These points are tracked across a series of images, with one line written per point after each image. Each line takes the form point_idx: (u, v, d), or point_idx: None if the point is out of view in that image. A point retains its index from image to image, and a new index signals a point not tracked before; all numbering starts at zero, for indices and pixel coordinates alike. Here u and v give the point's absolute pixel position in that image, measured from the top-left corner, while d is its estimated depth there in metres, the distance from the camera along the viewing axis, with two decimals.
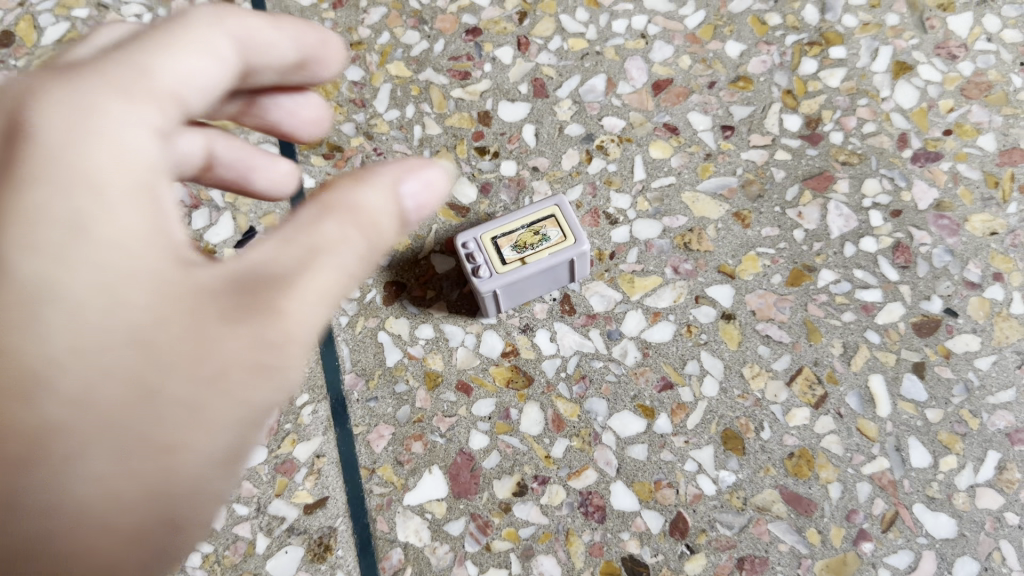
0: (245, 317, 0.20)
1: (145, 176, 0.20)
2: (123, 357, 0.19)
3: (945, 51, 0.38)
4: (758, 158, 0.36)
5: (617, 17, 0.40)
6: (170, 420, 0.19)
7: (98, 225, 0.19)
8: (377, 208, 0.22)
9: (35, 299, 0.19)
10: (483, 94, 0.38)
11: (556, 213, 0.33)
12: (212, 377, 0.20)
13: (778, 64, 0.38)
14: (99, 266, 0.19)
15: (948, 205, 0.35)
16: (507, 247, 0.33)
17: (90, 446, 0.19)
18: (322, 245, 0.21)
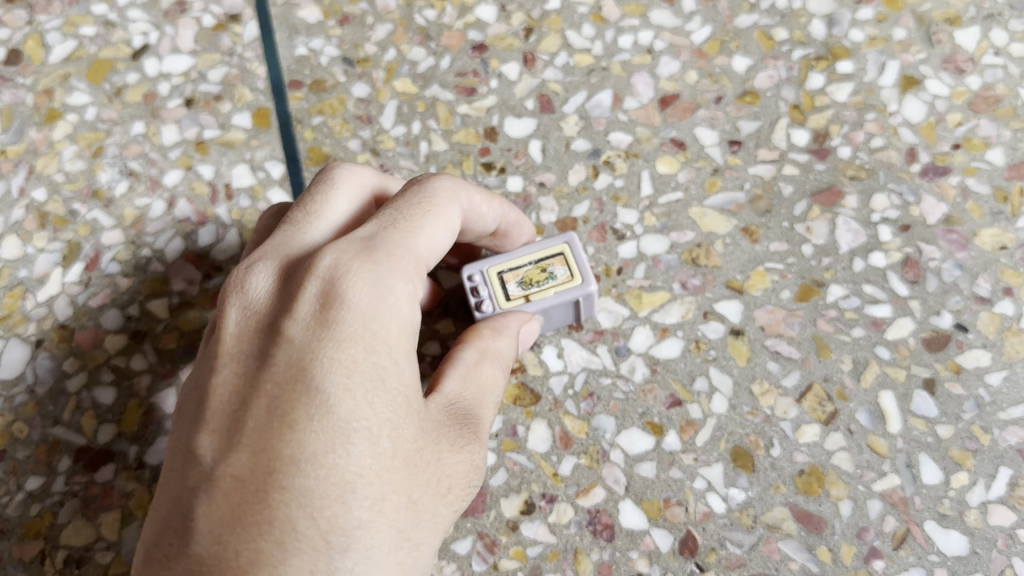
0: (454, 449, 0.27)
1: (412, 337, 0.26)
2: (404, 480, 0.24)
3: (953, 65, 0.38)
4: (765, 173, 0.36)
5: (623, 32, 0.39)
6: (409, 528, 0.24)
7: (395, 379, 0.25)
8: (514, 355, 0.30)
9: (351, 428, 0.24)
10: (490, 110, 0.38)
11: (566, 251, 0.32)
12: (437, 491, 0.26)
13: (785, 79, 0.38)
14: (395, 412, 0.25)
15: (958, 219, 0.35)
16: (513, 283, 0.32)
17: (371, 552, 0.23)
18: (489, 388, 0.29)
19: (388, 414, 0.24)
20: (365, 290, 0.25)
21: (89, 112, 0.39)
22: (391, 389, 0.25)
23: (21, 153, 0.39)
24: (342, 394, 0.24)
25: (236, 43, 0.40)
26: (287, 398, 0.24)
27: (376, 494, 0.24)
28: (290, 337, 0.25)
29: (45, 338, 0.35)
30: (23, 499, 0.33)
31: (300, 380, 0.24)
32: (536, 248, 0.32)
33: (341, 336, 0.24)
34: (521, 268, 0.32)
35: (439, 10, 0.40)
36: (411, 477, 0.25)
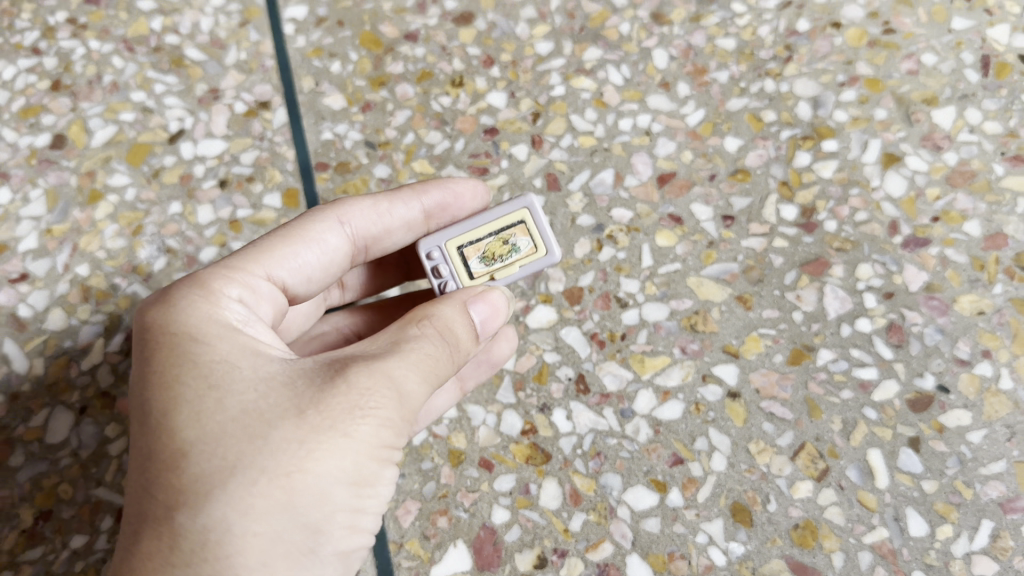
0: (330, 386, 0.28)
1: (223, 322, 0.30)
2: (245, 427, 0.27)
3: (931, 143, 0.41)
4: (757, 245, 0.39)
5: (623, 115, 0.43)
6: (269, 468, 0.27)
7: (205, 355, 0.29)
8: (450, 317, 0.31)
9: (164, 413, 0.28)
10: (501, 188, 0.41)
11: (525, 219, 0.36)
12: (299, 423, 0.27)
13: (774, 158, 0.41)
14: (209, 385, 0.28)
15: (938, 286, 0.37)
16: (476, 257, 0.36)
17: (211, 497, 0.26)
18: (403, 339, 0.30)
19: (200, 385, 0.28)
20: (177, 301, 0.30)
21: (128, 192, 0.42)
22: (201, 365, 0.29)
23: (65, 232, 0.42)
24: (153, 392, 0.28)
25: (267, 128, 0.43)
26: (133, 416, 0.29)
27: (203, 447, 0.27)
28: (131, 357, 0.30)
29: (88, 404, 0.38)
30: (67, 557, 0.35)
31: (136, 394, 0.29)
32: (496, 214, 0.36)
33: (150, 352, 0.29)
34: (477, 242, 0.36)
35: (453, 97, 0.43)
36: (242, 425, 0.27)
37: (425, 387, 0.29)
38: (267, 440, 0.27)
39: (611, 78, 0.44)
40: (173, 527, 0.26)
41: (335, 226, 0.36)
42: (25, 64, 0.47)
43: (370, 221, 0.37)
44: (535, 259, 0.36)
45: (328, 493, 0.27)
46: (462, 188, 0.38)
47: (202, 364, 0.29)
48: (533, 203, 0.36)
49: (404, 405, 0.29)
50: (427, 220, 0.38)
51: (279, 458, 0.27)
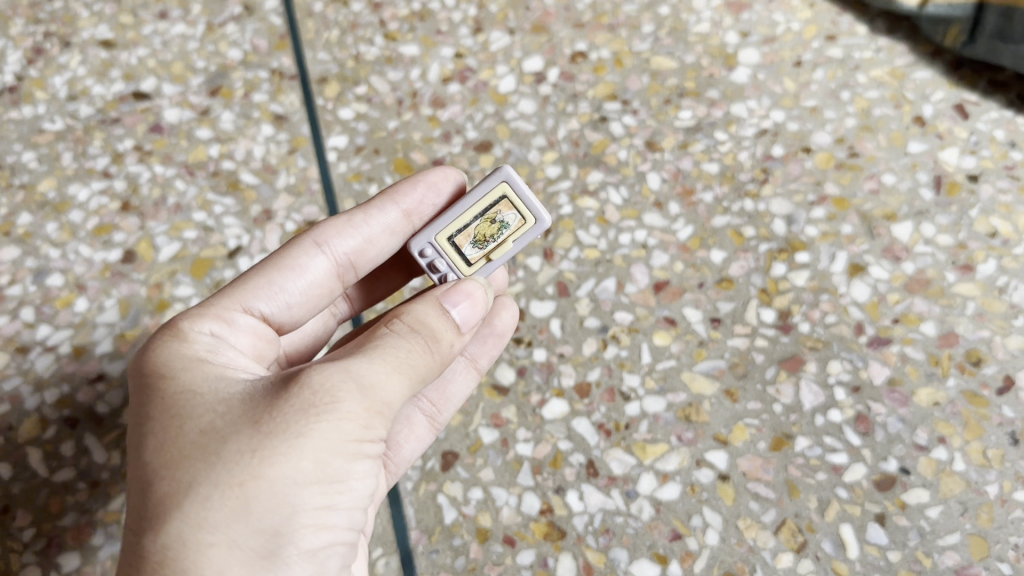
0: (286, 395, 0.32)
1: (193, 359, 0.35)
2: (206, 446, 0.31)
3: (891, 254, 0.47)
4: (741, 345, 0.45)
5: (623, 231, 0.49)
6: (221, 480, 0.30)
7: (174, 391, 0.33)
8: (415, 319, 0.35)
9: (141, 448, 0.32)
10: (518, 294, 0.47)
11: (508, 195, 0.41)
12: (254, 434, 0.31)
13: (753, 268, 0.47)
14: (175, 412, 0.33)
15: (899, 380, 0.43)
16: (470, 242, 0.42)
17: (171, 513, 0.30)
18: (365, 344, 0.33)
19: (167, 415, 0.33)
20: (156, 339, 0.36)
21: (192, 301, 0.48)
22: (172, 398, 0.33)
23: (137, 337, 0.48)
24: (134, 430, 0.33)
25: None
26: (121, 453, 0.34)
27: (168, 468, 0.31)
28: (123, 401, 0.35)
29: None
30: None
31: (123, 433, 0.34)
32: (477, 196, 0.41)
33: (134, 395, 0.34)
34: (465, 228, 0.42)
35: None
36: (203, 444, 0.31)
37: (394, 377, 0.33)
38: (223, 454, 0.31)
39: (612, 198, 0.50)
40: (142, 547, 0.30)
41: (315, 250, 0.42)
42: (98, 188, 0.54)
43: (349, 237, 0.42)
44: (525, 229, 0.42)
45: (285, 493, 0.31)
46: (436, 177, 0.43)
47: (171, 395, 0.33)
48: (511, 176, 0.40)
49: (365, 400, 0.32)
50: (408, 219, 0.43)
51: (230, 470, 0.30)
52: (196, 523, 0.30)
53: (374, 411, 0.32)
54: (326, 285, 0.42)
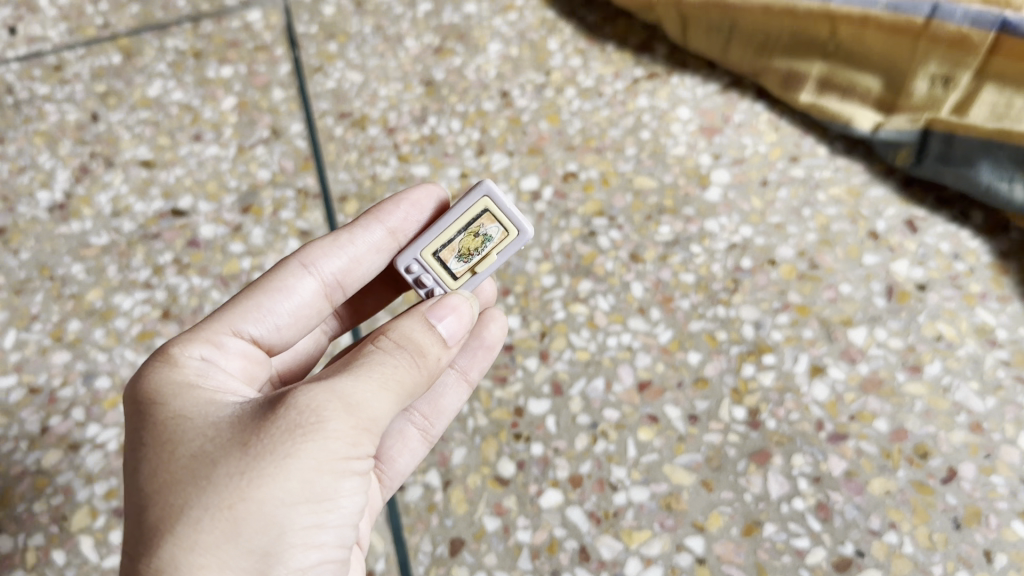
0: (274, 419, 0.37)
1: (187, 389, 0.40)
2: (200, 469, 0.36)
3: (848, 356, 0.53)
4: (716, 440, 0.50)
5: (610, 334, 0.55)
6: (213, 503, 0.35)
7: (172, 419, 0.39)
8: (396, 343, 0.40)
9: (142, 472, 0.37)
10: (517, 393, 0.53)
11: (490, 211, 0.49)
12: (244, 458, 0.36)
13: (726, 368, 0.53)
14: (171, 439, 0.38)
15: (855, 471, 0.49)
16: (457, 256, 0.50)
17: (166, 535, 0.35)
18: (349, 367, 0.39)
19: (163, 441, 0.38)
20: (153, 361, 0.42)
21: None
22: (167, 426, 0.39)
23: None
24: (136, 454, 0.38)
25: None
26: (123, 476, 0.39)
27: (165, 490, 0.36)
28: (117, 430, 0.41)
29: None
30: None
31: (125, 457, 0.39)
32: (459, 210, 0.49)
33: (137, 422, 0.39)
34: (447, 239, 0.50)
35: None
36: (195, 469, 0.36)
37: (376, 397, 0.38)
38: (213, 478, 0.36)
39: (600, 305, 0.57)
40: (144, 559, 0.35)
41: (302, 271, 0.49)
42: (141, 297, 0.60)
43: (335, 255, 0.50)
44: (507, 240, 0.50)
45: (272, 508, 0.36)
46: (419, 195, 0.52)
47: (163, 421, 0.39)
48: (490, 188, 0.48)
49: (347, 422, 0.37)
50: (394, 236, 0.52)
51: (220, 494, 0.35)
52: (185, 549, 0.35)
53: (353, 429, 0.37)
54: (317, 299, 0.50)
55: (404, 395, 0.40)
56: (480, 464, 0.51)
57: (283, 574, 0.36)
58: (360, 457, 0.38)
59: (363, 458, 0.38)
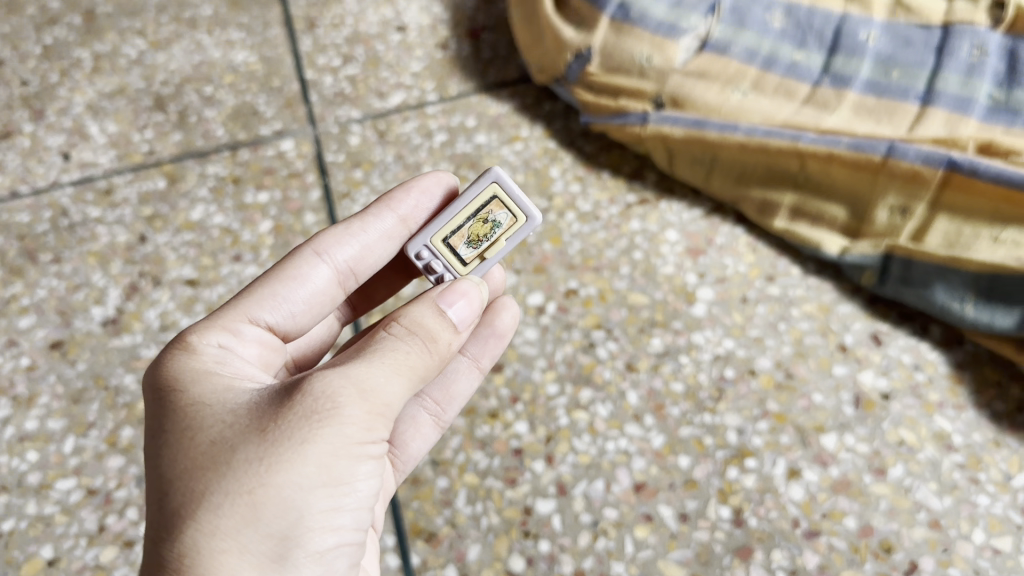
0: (290, 409, 0.42)
1: (205, 380, 0.46)
2: (219, 457, 0.42)
3: (820, 460, 0.60)
4: (704, 537, 0.57)
5: (608, 439, 0.62)
6: (234, 488, 0.41)
7: (193, 410, 0.44)
8: (404, 329, 0.46)
9: (167, 459, 0.43)
10: (526, 493, 0.60)
11: (499, 197, 0.57)
12: (262, 446, 0.41)
13: (713, 470, 0.60)
14: (191, 425, 0.44)
15: (828, 565, 0.56)
16: (467, 240, 0.58)
17: (192, 515, 0.41)
18: (362, 354, 0.44)
19: (185, 426, 0.44)
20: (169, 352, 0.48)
21: None
22: (188, 411, 0.44)
23: None
24: (161, 442, 0.44)
25: None
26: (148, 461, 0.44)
27: (190, 475, 0.42)
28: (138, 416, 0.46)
29: None
30: None
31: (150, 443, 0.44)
32: (471, 197, 0.57)
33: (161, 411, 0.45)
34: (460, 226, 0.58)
35: (490, 426, 0.63)
36: (216, 455, 0.42)
37: (387, 383, 0.44)
38: (233, 462, 0.41)
39: (600, 412, 0.64)
40: (173, 537, 0.41)
41: (317, 260, 0.57)
42: None
43: (347, 244, 0.58)
44: (515, 225, 0.58)
45: (290, 493, 0.41)
46: (428, 184, 0.60)
47: (184, 407, 0.45)
48: (500, 174, 0.56)
49: (359, 409, 0.43)
50: (404, 223, 0.60)
51: (241, 480, 0.41)
52: (210, 529, 0.40)
53: (366, 417, 0.43)
54: (329, 285, 0.57)
55: (415, 380, 0.46)
56: (493, 560, 0.57)
57: (303, 551, 0.42)
58: (372, 442, 0.44)
59: (373, 443, 0.44)
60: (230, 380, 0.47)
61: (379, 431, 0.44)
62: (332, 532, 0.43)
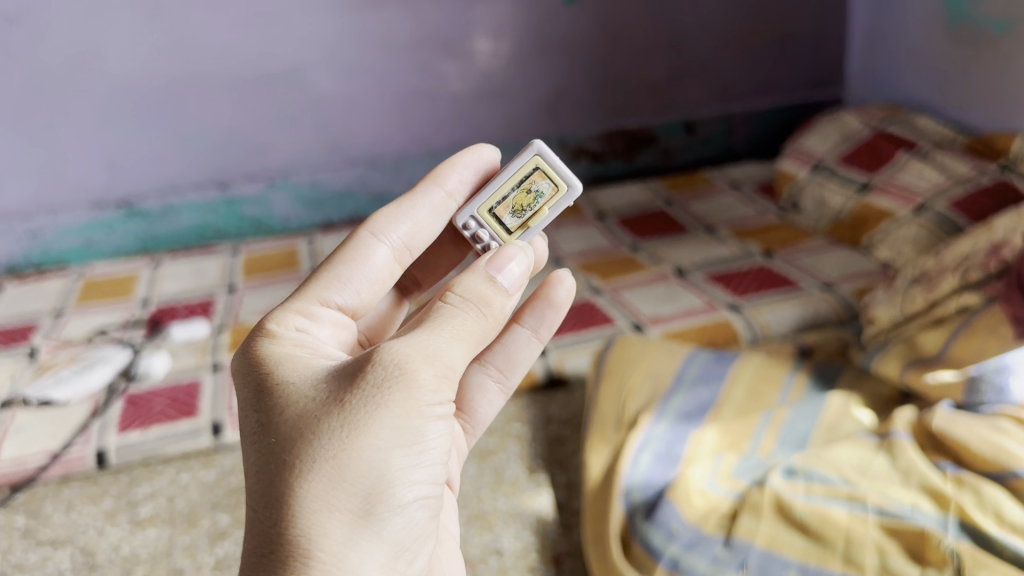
0: (357, 394, 0.73)
1: (291, 372, 0.79)
2: (307, 435, 0.73)
3: None
4: None
5: None
6: (327, 454, 0.72)
7: (285, 399, 0.76)
8: (454, 313, 0.79)
9: (273, 440, 0.75)
10: None
11: (542, 173, 1.02)
12: (340, 426, 0.72)
13: None
14: (288, 405, 0.76)
15: None
16: (516, 211, 1.03)
17: (297, 474, 0.72)
18: (419, 337, 0.77)
19: (283, 407, 0.76)
20: (269, 344, 0.82)
21: None
22: (284, 395, 0.77)
23: None
24: (265, 426, 0.76)
25: None
26: (256, 439, 0.76)
27: (293, 444, 0.74)
28: (250, 395, 0.79)
29: None
30: None
31: (258, 423, 0.77)
32: (522, 168, 1.02)
33: (265, 400, 0.78)
34: (510, 192, 1.03)
35: None
36: (309, 429, 0.73)
37: (443, 346, 0.76)
38: (323, 432, 0.73)
39: None
40: (284, 492, 0.72)
41: (373, 243, 0.96)
42: None
43: (393, 226, 0.98)
44: (556, 196, 1.03)
45: (365, 455, 0.72)
46: (468, 163, 1.04)
47: (283, 390, 0.77)
48: (543, 148, 1.01)
49: (420, 379, 0.74)
50: (451, 195, 1.03)
51: (329, 449, 0.72)
52: (311, 486, 0.71)
53: (423, 381, 0.74)
54: (386, 259, 0.97)
55: (466, 332, 0.79)
56: None
57: (383, 491, 0.73)
58: (435, 401, 0.75)
59: (435, 402, 0.75)
60: (305, 362, 0.80)
61: (439, 390, 0.75)
62: (408, 474, 0.74)
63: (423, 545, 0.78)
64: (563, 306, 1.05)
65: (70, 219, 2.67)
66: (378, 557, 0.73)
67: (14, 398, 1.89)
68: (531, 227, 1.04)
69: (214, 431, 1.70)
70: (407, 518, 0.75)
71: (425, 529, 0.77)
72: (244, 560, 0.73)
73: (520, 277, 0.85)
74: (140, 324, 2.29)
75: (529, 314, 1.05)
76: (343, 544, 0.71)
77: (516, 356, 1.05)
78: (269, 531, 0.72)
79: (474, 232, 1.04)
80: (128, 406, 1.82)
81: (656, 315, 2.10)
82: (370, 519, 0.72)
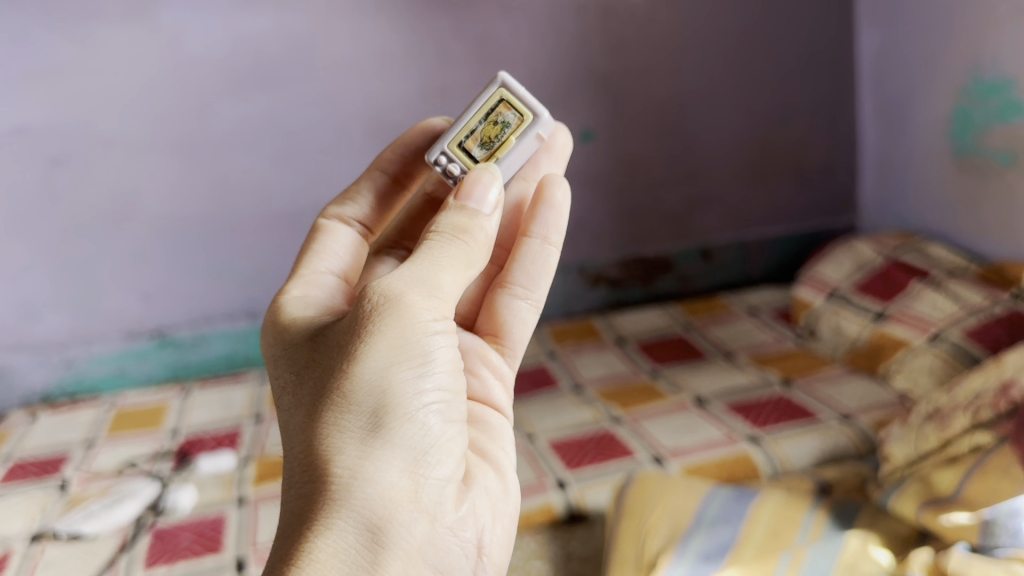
0: (352, 328, 0.88)
1: (306, 331, 0.96)
2: (319, 374, 0.89)
3: None
4: None
5: None
6: (335, 383, 0.87)
7: (302, 356, 0.93)
8: (439, 242, 0.94)
9: (296, 391, 0.91)
10: None
11: (508, 104, 1.14)
12: (342, 358, 0.88)
13: None
14: (304, 359, 0.92)
15: None
16: (481, 147, 1.15)
17: (314, 408, 0.88)
18: (406, 266, 0.92)
19: (301, 361, 0.93)
20: (284, 316, 1.00)
21: None
22: (301, 352, 0.93)
23: None
24: (289, 380, 0.93)
25: None
26: (284, 394, 0.93)
27: (310, 384, 0.90)
28: (277, 360, 0.96)
29: None
30: None
31: (285, 380, 0.94)
32: (488, 102, 1.14)
33: (289, 361, 0.95)
34: (478, 125, 1.15)
35: None
36: (320, 368, 0.89)
37: (430, 273, 0.91)
38: (332, 367, 0.88)
39: None
40: (307, 427, 0.88)
41: (337, 222, 1.17)
42: None
43: (343, 208, 1.19)
44: (522, 127, 1.14)
45: (365, 376, 0.86)
46: (413, 133, 1.22)
47: (299, 349, 0.94)
48: (506, 80, 1.13)
49: (407, 301, 0.88)
50: (389, 176, 1.22)
51: (336, 379, 0.87)
52: (326, 413, 0.87)
53: (413, 303, 0.89)
54: (352, 237, 1.17)
55: (456, 256, 0.94)
56: None
57: (388, 402, 0.86)
58: (429, 319, 0.89)
59: (430, 318, 0.89)
60: (315, 323, 0.97)
61: (432, 309, 0.90)
62: (411, 385, 0.87)
63: (444, 451, 0.89)
64: (563, 206, 1.14)
65: (105, 348, 2.75)
66: (394, 462, 0.86)
67: (44, 532, 1.93)
68: (499, 157, 1.14)
69: (238, 567, 1.74)
70: (417, 423, 0.87)
71: (440, 434, 0.89)
72: (286, 491, 0.88)
73: (495, 201, 0.99)
74: (168, 456, 2.33)
75: (534, 224, 1.14)
76: (359, 456, 0.85)
77: (534, 268, 1.15)
78: (300, 462, 0.87)
79: (446, 165, 1.16)
80: (156, 541, 1.86)
81: (677, 448, 2.11)
82: (380, 432, 0.86)
